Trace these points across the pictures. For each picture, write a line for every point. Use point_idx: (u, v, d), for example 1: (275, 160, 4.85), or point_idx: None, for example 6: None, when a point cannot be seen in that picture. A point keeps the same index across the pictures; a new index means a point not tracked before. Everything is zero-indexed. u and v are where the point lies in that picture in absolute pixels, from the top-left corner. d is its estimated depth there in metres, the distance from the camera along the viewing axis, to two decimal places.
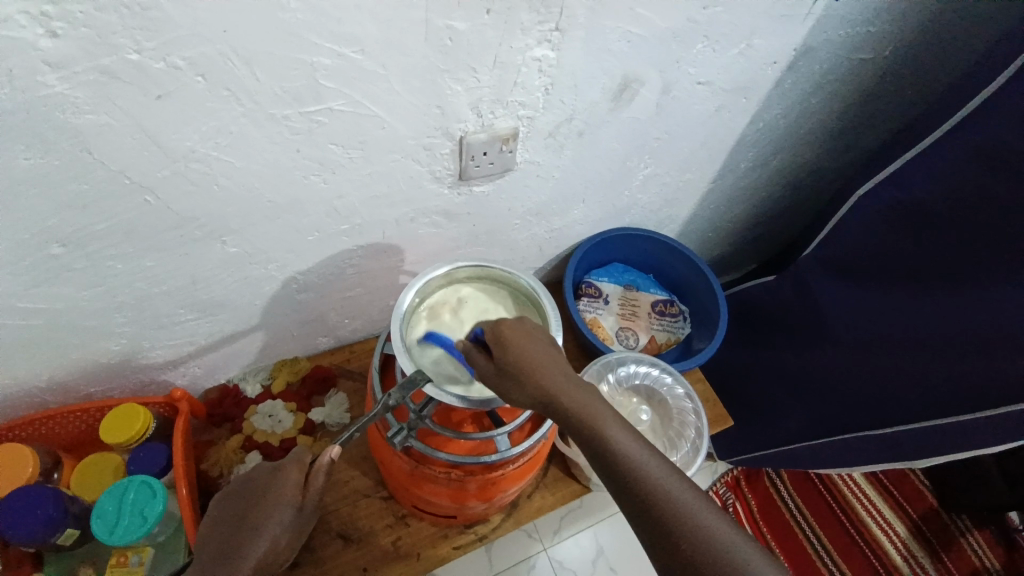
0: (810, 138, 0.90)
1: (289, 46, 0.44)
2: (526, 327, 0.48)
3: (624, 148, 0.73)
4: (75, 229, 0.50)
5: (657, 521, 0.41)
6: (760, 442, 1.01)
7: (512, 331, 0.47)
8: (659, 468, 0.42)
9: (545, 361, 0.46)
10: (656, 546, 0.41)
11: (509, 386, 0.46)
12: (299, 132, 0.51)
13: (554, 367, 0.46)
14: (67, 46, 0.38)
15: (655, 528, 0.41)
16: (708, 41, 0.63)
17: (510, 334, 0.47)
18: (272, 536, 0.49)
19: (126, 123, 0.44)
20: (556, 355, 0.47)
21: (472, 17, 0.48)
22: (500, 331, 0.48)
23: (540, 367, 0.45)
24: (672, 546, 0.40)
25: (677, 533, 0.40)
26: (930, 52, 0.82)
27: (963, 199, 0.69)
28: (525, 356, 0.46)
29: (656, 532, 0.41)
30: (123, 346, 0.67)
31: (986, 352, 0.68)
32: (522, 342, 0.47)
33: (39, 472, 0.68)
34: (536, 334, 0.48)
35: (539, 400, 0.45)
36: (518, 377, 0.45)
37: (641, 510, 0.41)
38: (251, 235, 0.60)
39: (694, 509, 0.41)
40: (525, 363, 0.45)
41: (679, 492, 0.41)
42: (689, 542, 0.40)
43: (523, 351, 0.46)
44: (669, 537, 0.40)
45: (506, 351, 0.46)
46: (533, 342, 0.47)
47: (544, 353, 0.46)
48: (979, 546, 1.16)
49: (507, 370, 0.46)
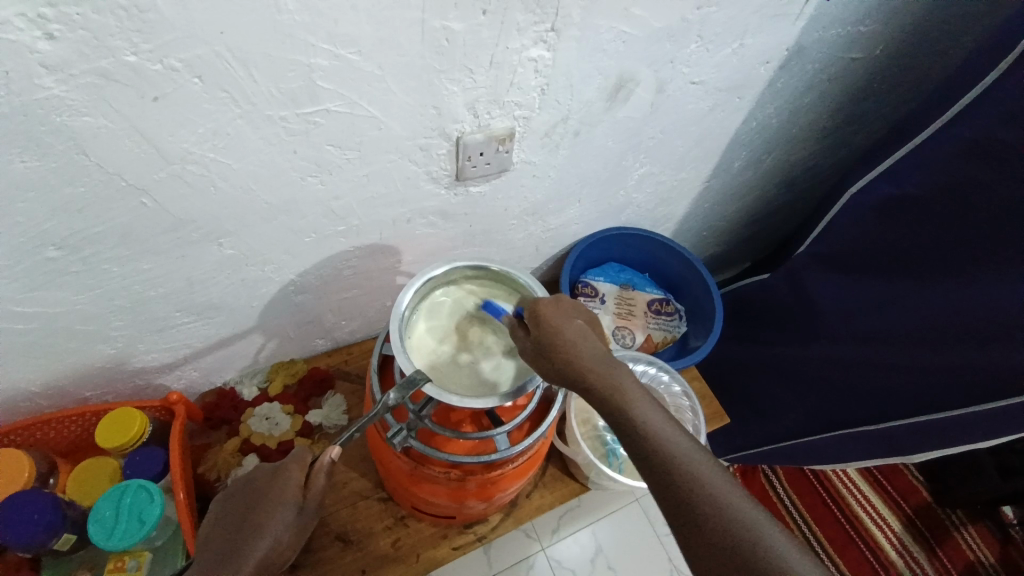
0: (803, 137, 0.91)
1: (286, 47, 0.44)
2: (562, 306, 0.51)
3: (619, 148, 0.74)
4: (71, 232, 0.50)
5: (680, 497, 0.42)
6: (756, 438, 1.01)
7: (549, 309, 0.50)
8: (685, 446, 0.43)
9: (579, 338, 0.48)
10: (678, 523, 0.42)
11: (542, 360, 0.48)
12: (295, 133, 0.51)
13: (586, 345, 0.48)
14: (65, 49, 0.38)
15: (678, 504, 0.42)
16: (702, 41, 0.64)
17: (546, 312, 0.50)
18: (275, 536, 0.49)
19: (123, 125, 0.44)
20: (591, 334, 0.49)
21: (468, 18, 0.48)
22: (536, 310, 0.50)
23: (573, 342, 0.47)
24: (693, 523, 0.41)
25: (699, 511, 0.41)
26: (920, 50, 0.83)
27: (954, 197, 0.70)
28: (559, 333, 0.48)
29: (678, 508, 0.42)
30: (119, 349, 0.66)
31: (978, 347, 0.69)
32: (557, 320, 0.49)
33: (35, 477, 0.67)
34: (574, 314, 0.50)
35: (570, 374, 0.47)
36: (552, 352, 0.48)
37: (664, 486, 0.42)
38: (248, 237, 0.60)
39: (717, 489, 0.41)
40: (559, 339, 0.48)
41: (704, 472, 0.42)
42: (711, 521, 0.40)
43: (558, 328, 0.48)
44: (691, 514, 0.41)
45: (542, 327, 0.49)
46: (567, 320, 0.49)
47: (578, 331, 0.48)
48: (972, 540, 1.17)
49: (541, 345, 0.49)
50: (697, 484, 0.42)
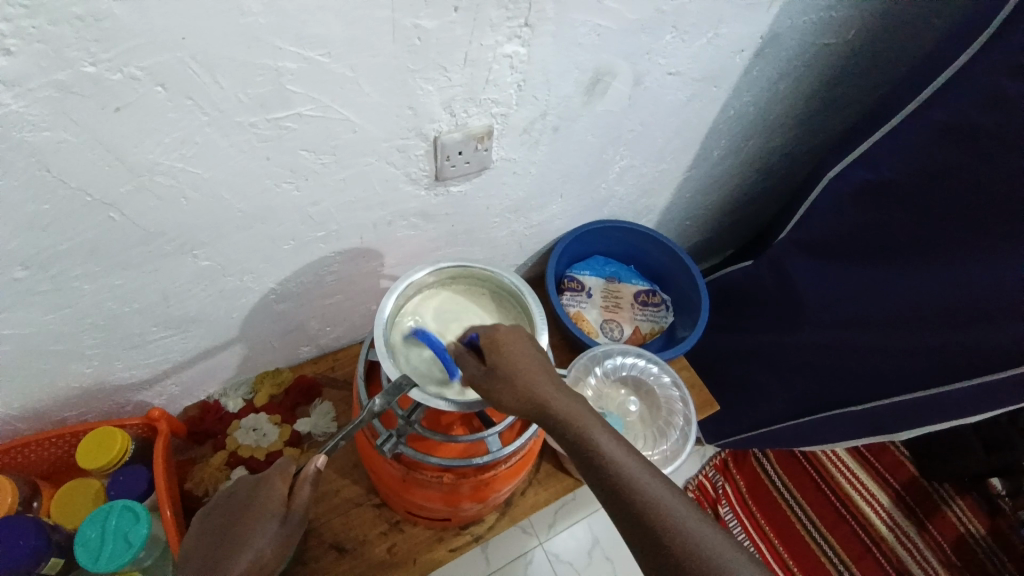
0: (781, 123, 0.91)
1: (252, 52, 0.43)
2: (517, 333, 0.50)
3: (598, 142, 0.73)
4: (37, 251, 0.48)
5: (644, 525, 0.42)
6: (747, 423, 1.02)
7: (503, 336, 0.49)
8: (643, 472, 0.44)
9: (535, 367, 0.47)
10: (644, 551, 0.42)
11: (498, 389, 0.47)
12: (268, 139, 0.50)
13: (542, 372, 0.47)
14: (21, 63, 0.36)
15: (643, 532, 0.42)
16: (677, 32, 0.63)
17: (501, 340, 0.48)
18: (258, 548, 0.48)
19: (85, 138, 0.42)
20: (546, 361, 0.49)
21: (439, 15, 0.47)
22: (491, 335, 0.49)
23: (529, 369, 0.47)
24: (659, 548, 0.42)
25: (664, 535, 0.42)
26: (891, 33, 0.83)
27: (931, 178, 0.71)
28: (515, 360, 0.47)
29: (645, 539, 0.42)
30: (96, 367, 0.65)
31: (956, 323, 0.70)
32: (512, 346, 0.48)
33: (17, 501, 0.65)
34: (528, 339, 0.50)
35: (529, 405, 0.46)
36: (509, 380, 0.46)
37: (629, 517, 0.43)
38: (224, 247, 0.58)
39: (678, 511, 0.42)
40: (517, 366, 0.47)
41: (664, 495, 0.43)
42: (676, 545, 0.41)
43: (513, 356, 0.47)
44: (657, 540, 0.42)
45: (497, 354, 0.48)
46: (524, 348, 0.48)
47: (534, 357, 0.48)
48: (960, 513, 1.19)
49: (498, 373, 0.47)
50: (659, 509, 0.42)
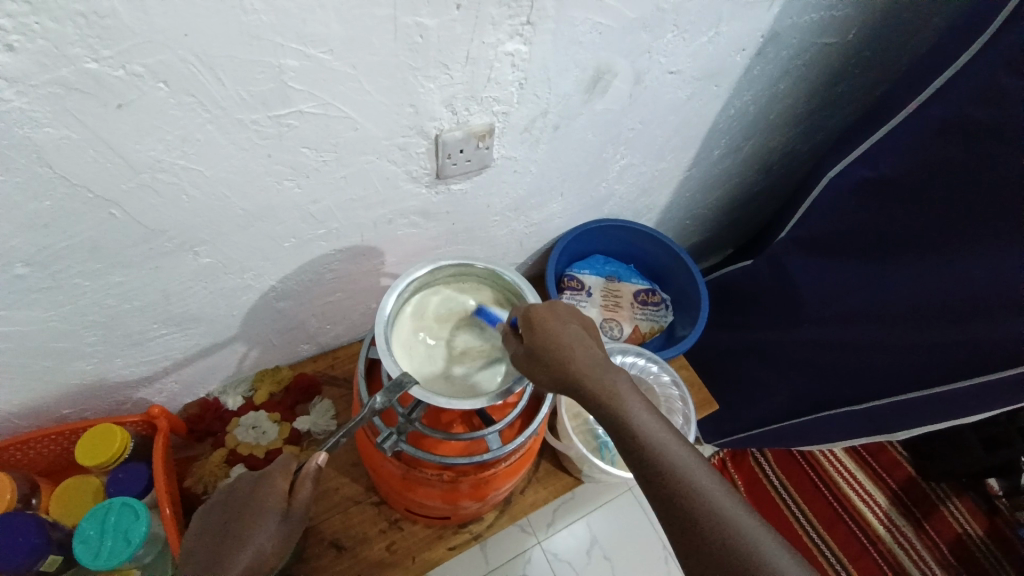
0: (780, 122, 0.92)
1: (253, 50, 0.42)
2: (557, 312, 0.50)
3: (599, 140, 0.73)
4: (38, 249, 0.48)
5: (678, 506, 0.42)
6: (746, 422, 1.03)
7: (541, 313, 0.50)
8: (680, 452, 0.44)
9: (574, 344, 0.48)
10: (675, 531, 0.43)
11: (536, 365, 0.48)
12: (268, 137, 0.50)
13: (580, 348, 0.48)
14: (23, 61, 0.36)
15: (676, 514, 0.42)
16: (678, 30, 0.63)
17: (540, 318, 0.49)
18: (258, 546, 0.48)
19: (86, 136, 0.42)
20: (586, 338, 0.49)
21: (440, 13, 0.47)
22: (528, 313, 0.50)
23: (567, 345, 0.47)
24: (689, 528, 0.42)
25: (695, 515, 0.42)
26: (891, 32, 0.83)
27: (931, 178, 0.71)
28: (553, 337, 0.48)
29: (675, 517, 0.42)
30: (95, 365, 0.64)
31: (955, 322, 0.70)
32: (549, 322, 0.49)
33: (16, 499, 0.65)
34: (568, 317, 0.50)
35: (565, 379, 0.47)
36: (545, 356, 0.47)
37: (663, 498, 0.43)
38: (225, 245, 0.58)
39: (714, 495, 0.42)
40: (555, 343, 0.48)
41: (697, 475, 0.43)
42: (706, 525, 0.41)
43: (551, 331, 0.48)
44: (688, 521, 0.42)
45: (534, 329, 0.49)
46: (563, 327, 0.49)
47: (573, 332, 0.49)
48: (958, 513, 1.20)
49: (536, 351, 0.48)
50: (693, 491, 0.42)
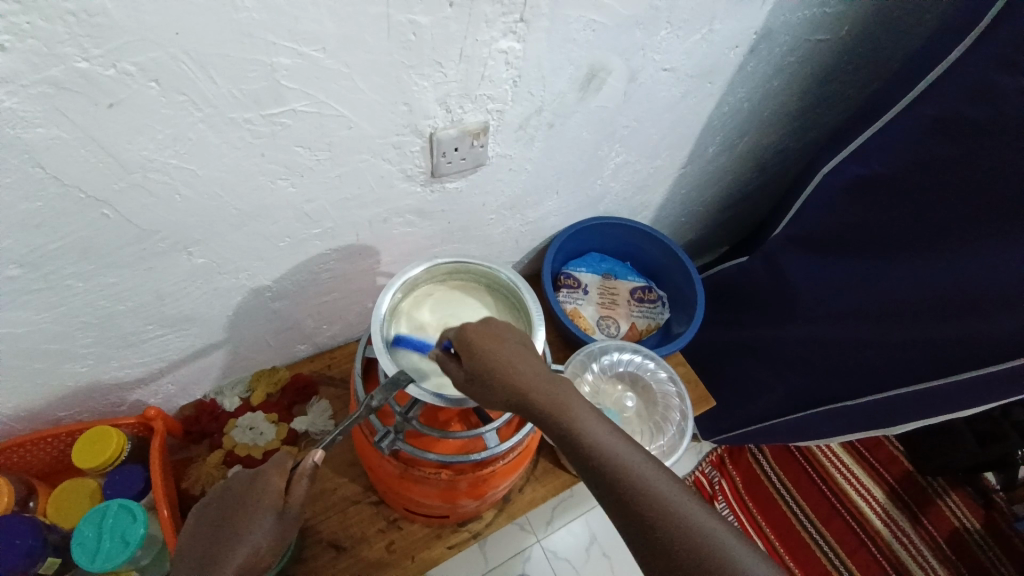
0: (775, 119, 0.92)
1: (245, 48, 0.42)
2: (492, 329, 0.48)
3: (594, 138, 0.73)
4: (30, 250, 0.48)
5: (643, 521, 0.41)
6: (743, 419, 1.03)
7: (477, 333, 0.47)
8: (635, 460, 0.43)
9: (517, 361, 0.46)
10: (640, 543, 0.42)
11: (482, 388, 0.46)
12: (262, 136, 0.50)
13: (525, 364, 0.46)
14: (12, 59, 0.36)
15: (641, 527, 0.41)
16: (672, 27, 0.63)
17: (476, 339, 0.47)
18: (254, 545, 0.48)
19: (77, 135, 0.42)
20: (527, 353, 0.48)
21: (434, 11, 0.47)
22: (465, 333, 0.47)
23: (511, 365, 0.45)
24: (655, 537, 0.41)
25: (658, 523, 0.41)
26: (884, 28, 0.83)
27: (924, 172, 0.72)
28: (495, 357, 0.46)
29: (639, 529, 0.42)
30: (90, 367, 0.64)
31: (949, 315, 0.71)
32: (488, 341, 0.47)
33: (12, 502, 0.65)
34: (504, 333, 0.48)
35: (515, 399, 0.45)
36: (490, 379, 0.45)
37: (625, 510, 0.42)
38: (219, 246, 0.58)
39: (675, 503, 0.42)
40: (497, 363, 0.46)
41: (655, 481, 0.43)
42: (670, 531, 0.41)
43: (490, 351, 0.46)
44: (652, 531, 0.41)
45: (473, 352, 0.46)
46: (502, 344, 0.47)
47: (515, 351, 0.47)
48: (955, 507, 1.20)
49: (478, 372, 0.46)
50: (652, 498, 0.42)
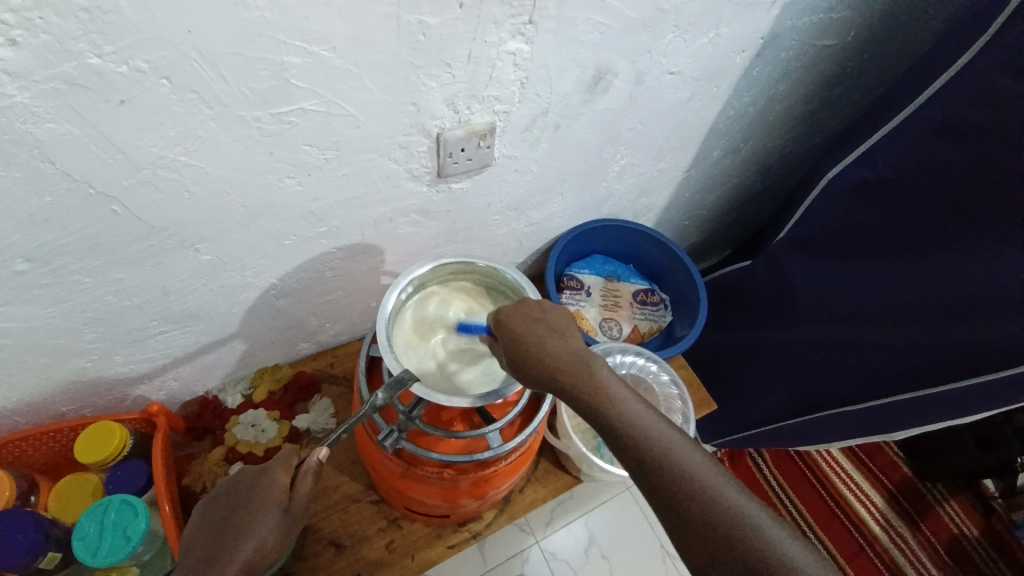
0: (779, 124, 0.92)
1: (255, 47, 0.43)
2: (527, 311, 0.51)
3: (599, 140, 0.74)
4: (38, 245, 0.48)
5: (670, 491, 0.42)
6: (744, 422, 1.03)
7: (512, 315, 0.51)
8: (664, 434, 0.44)
9: (550, 339, 0.49)
10: (668, 514, 0.42)
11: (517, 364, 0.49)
12: (270, 134, 0.50)
13: (557, 343, 0.49)
14: (25, 55, 0.36)
15: (669, 497, 0.42)
16: (678, 31, 0.64)
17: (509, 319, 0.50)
18: (259, 541, 0.48)
19: (88, 131, 0.42)
20: (560, 333, 0.50)
21: (443, 11, 0.47)
22: (501, 313, 0.51)
23: (543, 343, 0.48)
24: (681, 507, 0.41)
25: (683, 494, 0.41)
26: (890, 34, 0.84)
27: (928, 178, 0.72)
28: (528, 335, 0.49)
29: (665, 499, 0.42)
30: (94, 362, 0.64)
31: (952, 322, 0.71)
32: (522, 322, 0.50)
33: (15, 496, 0.65)
34: (539, 313, 0.51)
35: (549, 379, 0.47)
36: (524, 354, 0.48)
37: (652, 482, 0.43)
38: (224, 243, 0.58)
39: (703, 475, 0.42)
40: (530, 341, 0.48)
41: (684, 455, 0.43)
42: (696, 502, 0.41)
43: (524, 331, 0.49)
44: (679, 501, 0.41)
45: (508, 332, 0.50)
46: (535, 324, 0.50)
47: (547, 331, 0.49)
48: (955, 514, 1.20)
49: (513, 349, 0.49)
50: (680, 469, 0.42)
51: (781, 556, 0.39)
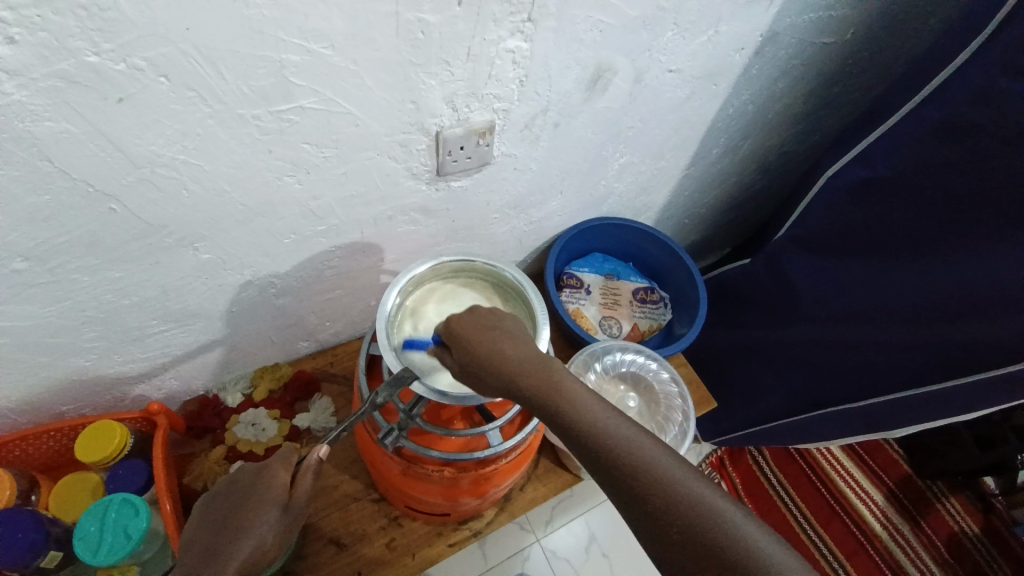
0: (779, 122, 0.92)
1: (254, 44, 0.42)
2: (477, 320, 0.50)
3: (598, 138, 0.74)
4: (37, 243, 0.48)
5: (629, 485, 0.41)
6: (744, 421, 1.03)
7: (463, 325, 0.49)
8: (621, 427, 0.43)
9: (502, 344, 0.48)
10: (629, 509, 0.41)
11: (472, 373, 0.47)
12: (269, 132, 0.50)
13: (510, 347, 0.47)
14: (24, 53, 0.36)
15: (629, 491, 0.41)
16: (678, 29, 0.64)
17: (461, 328, 0.49)
18: (259, 537, 0.48)
19: (86, 129, 0.42)
20: (512, 337, 0.49)
21: (442, 9, 0.47)
22: (451, 324, 0.50)
23: (496, 348, 0.47)
24: (642, 501, 0.40)
25: (643, 486, 0.40)
26: (890, 32, 0.84)
27: (928, 175, 0.72)
28: (479, 343, 0.48)
29: (626, 495, 0.41)
30: (93, 361, 0.64)
31: (952, 319, 0.71)
32: (475, 330, 0.49)
33: (15, 495, 0.65)
34: (491, 320, 0.50)
35: (509, 388, 0.46)
36: (478, 363, 0.47)
37: (612, 477, 0.42)
38: (224, 241, 0.58)
39: (661, 464, 0.41)
40: (482, 348, 0.47)
41: (642, 446, 0.42)
42: (656, 493, 0.40)
43: (475, 339, 0.48)
44: (638, 495, 0.41)
45: (460, 343, 0.49)
46: (487, 332, 0.49)
47: (499, 338, 0.48)
48: (955, 511, 1.20)
49: (466, 358, 0.47)
50: (638, 460, 0.41)
51: (742, 537, 0.38)
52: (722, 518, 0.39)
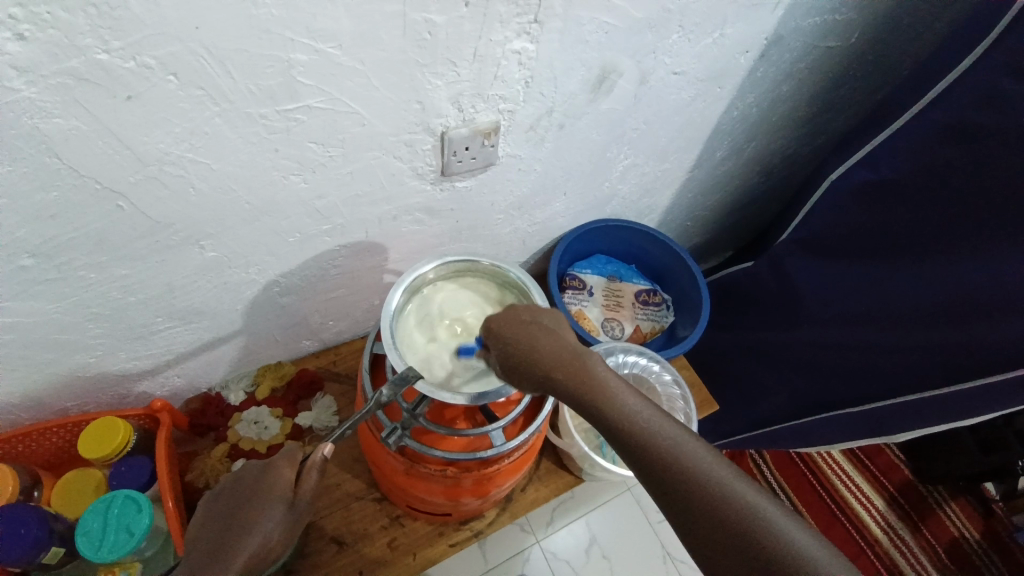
0: (783, 125, 0.92)
1: (262, 43, 0.43)
2: (517, 314, 0.52)
3: (602, 140, 0.74)
4: (44, 240, 0.48)
5: (663, 474, 0.43)
6: (746, 424, 1.03)
7: (503, 320, 0.52)
8: (656, 420, 0.45)
9: (543, 338, 0.50)
10: (663, 496, 0.43)
11: (512, 366, 0.50)
12: (276, 132, 0.50)
13: (550, 340, 0.50)
14: (34, 50, 0.36)
15: (663, 480, 0.43)
16: (683, 31, 0.64)
17: (501, 324, 0.51)
18: (265, 533, 0.48)
19: (95, 127, 0.43)
20: (550, 331, 0.51)
21: (449, 10, 0.47)
22: (492, 320, 0.52)
23: (534, 343, 0.49)
24: (676, 489, 0.42)
25: (678, 477, 0.42)
26: (895, 35, 0.84)
27: (932, 179, 0.72)
28: (519, 338, 0.50)
29: (660, 482, 0.43)
30: (98, 357, 0.65)
31: (956, 324, 0.71)
32: (514, 325, 0.51)
33: (19, 491, 0.65)
34: (529, 315, 0.52)
35: (546, 380, 0.48)
36: (519, 357, 0.49)
37: (646, 466, 0.44)
38: (230, 239, 0.58)
39: (695, 456, 0.43)
40: (522, 343, 0.50)
41: (677, 438, 0.44)
42: (689, 483, 0.42)
43: (515, 334, 0.50)
44: (672, 484, 0.42)
45: (499, 338, 0.51)
46: (526, 326, 0.51)
47: (539, 331, 0.50)
48: (955, 516, 1.20)
49: (507, 353, 0.50)
50: (672, 452, 0.43)
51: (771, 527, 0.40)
52: (753, 509, 0.41)
